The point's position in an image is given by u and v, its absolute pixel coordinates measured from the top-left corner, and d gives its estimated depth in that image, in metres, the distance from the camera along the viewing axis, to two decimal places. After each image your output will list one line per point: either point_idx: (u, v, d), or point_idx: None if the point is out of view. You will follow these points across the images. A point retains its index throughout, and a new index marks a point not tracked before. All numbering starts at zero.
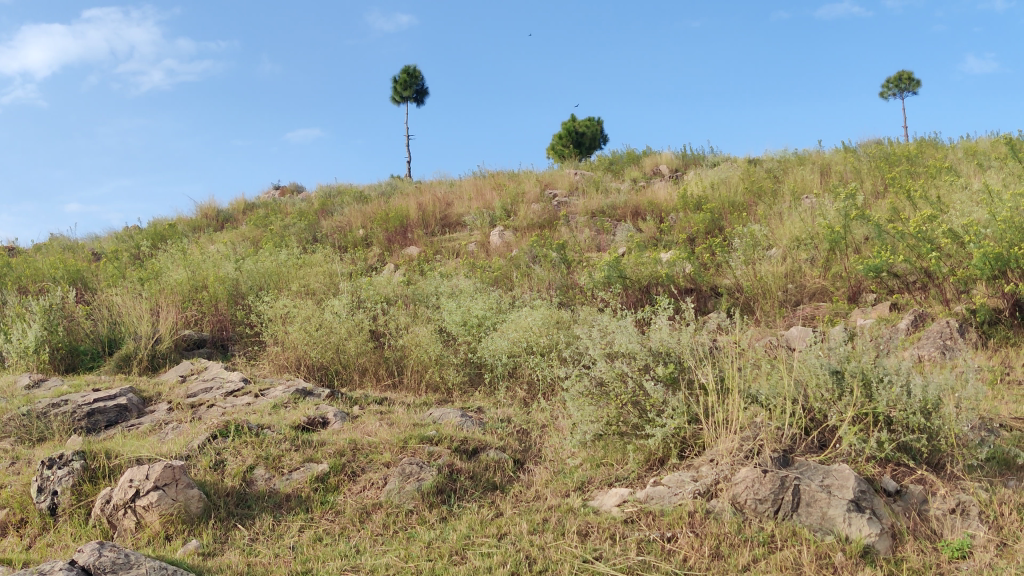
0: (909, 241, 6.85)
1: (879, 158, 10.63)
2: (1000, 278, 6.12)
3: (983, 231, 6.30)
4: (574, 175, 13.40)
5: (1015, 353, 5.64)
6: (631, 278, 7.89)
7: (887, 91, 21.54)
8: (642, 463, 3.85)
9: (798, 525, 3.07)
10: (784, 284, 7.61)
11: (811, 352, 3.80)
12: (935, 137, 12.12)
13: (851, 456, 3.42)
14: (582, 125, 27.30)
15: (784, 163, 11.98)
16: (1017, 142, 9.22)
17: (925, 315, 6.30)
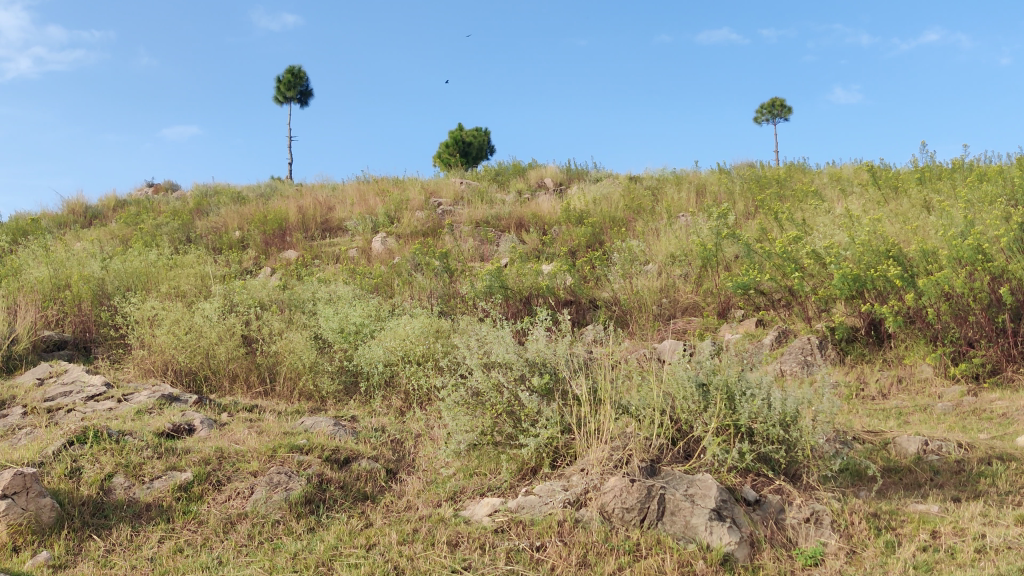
0: (775, 261, 7.14)
1: (751, 180, 11.05)
2: (857, 297, 6.44)
3: (843, 253, 6.63)
4: (458, 184, 13.40)
5: (870, 370, 5.94)
6: (512, 289, 7.94)
7: (760, 117, 22.40)
8: (515, 473, 3.86)
9: (662, 534, 3.14)
10: (659, 298, 7.81)
11: (679, 365, 3.90)
12: (803, 162, 12.69)
13: (714, 466, 3.52)
14: (469, 135, 27.39)
15: (662, 181, 12.31)
16: (877, 170, 9.75)
17: (788, 331, 6.57)
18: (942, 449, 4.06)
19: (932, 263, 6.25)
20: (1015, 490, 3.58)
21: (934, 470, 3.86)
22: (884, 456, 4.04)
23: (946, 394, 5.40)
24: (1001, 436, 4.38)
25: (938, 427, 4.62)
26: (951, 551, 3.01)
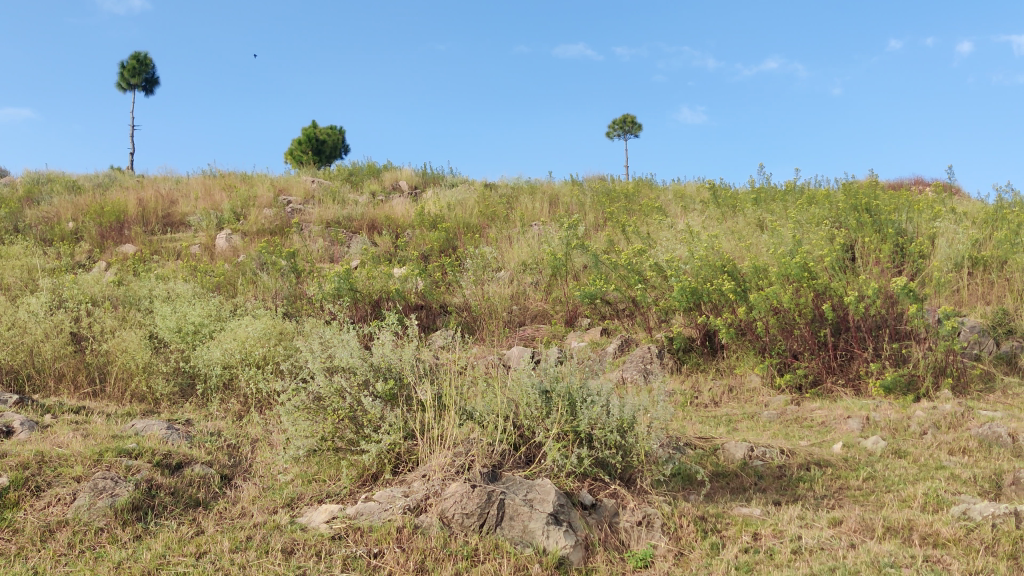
0: (620, 272, 7.36)
1: (602, 192, 11.35)
2: (695, 309, 6.72)
3: (683, 267, 6.90)
4: (310, 183, 13.14)
5: (704, 379, 6.21)
6: (361, 292, 7.85)
7: (612, 131, 23.00)
8: (355, 479, 3.82)
9: (500, 539, 3.17)
10: (508, 306, 7.90)
11: (523, 372, 3.96)
12: (651, 178, 13.14)
13: (553, 471, 3.59)
14: (323, 133, 26.91)
15: (516, 189, 12.47)
16: (717, 188, 10.21)
17: (630, 341, 6.79)
18: (766, 455, 4.29)
19: (763, 280, 6.62)
20: (830, 494, 3.82)
21: (759, 475, 4.07)
22: (714, 461, 4.23)
23: (773, 403, 5.70)
24: (820, 443, 4.67)
25: (763, 434, 4.88)
26: (770, 552, 3.17)
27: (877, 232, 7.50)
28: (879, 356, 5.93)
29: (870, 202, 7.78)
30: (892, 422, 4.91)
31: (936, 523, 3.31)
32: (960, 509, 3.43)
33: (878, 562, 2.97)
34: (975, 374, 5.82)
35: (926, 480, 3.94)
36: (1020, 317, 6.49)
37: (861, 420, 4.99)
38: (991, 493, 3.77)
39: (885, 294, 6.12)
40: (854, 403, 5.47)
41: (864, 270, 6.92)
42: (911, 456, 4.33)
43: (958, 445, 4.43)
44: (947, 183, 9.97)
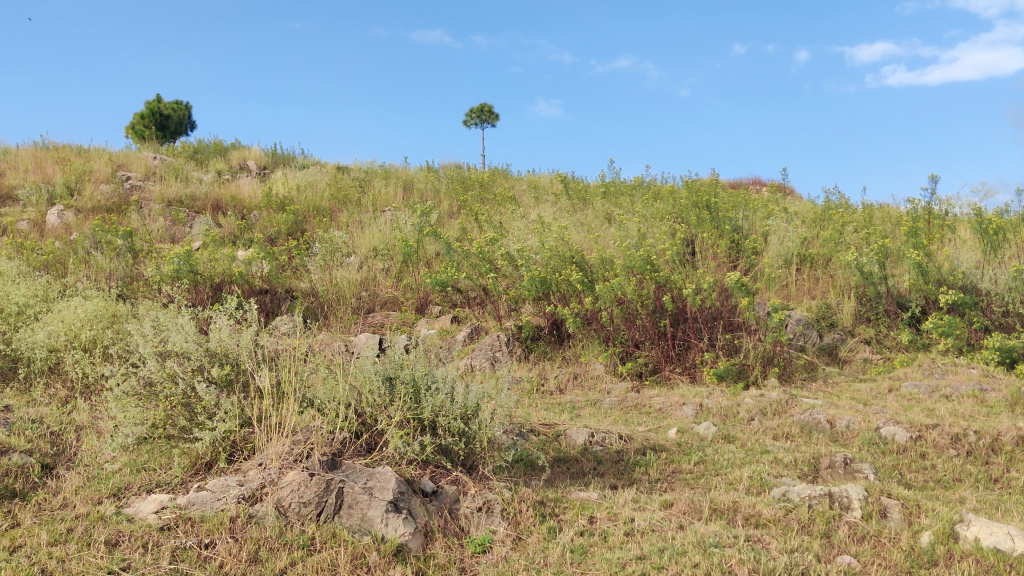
0: (470, 260, 7.39)
1: (456, 180, 11.37)
2: (543, 299, 6.83)
3: (533, 256, 6.99)
4: (152, 159, 12.56)
5: (550, 367, 6.32)
6: (203, 274, 7.58)
7: (470, 120, 23.04)
8: (187, 468, 3.69)
9: (337, 527, 3.12)
10: (357, 292, 7.82)
11: (367, 359, 3.91)
12: (505, 168, 13.26)
13: (394, 459, 3.55)
14: (169, 108, 25.74)
15: (369, 174, 12.32)
16: (568, 181, 10.42)
17: (479, 328, 6.84)
18: (605, 440, 4.40)
19: (609, 271, 6.77)
20: (663, 478, 3.97)
21: (598, 460, 4.18)
22: (555, 447, 4.32)
23: (614, 390, 5.87)
24: (656, 428, 4.85)
25: (604, 420, 5.02)
26: (604, 534, 3.26)
27: (715, 228, 7.83)
28: (713, 346, 6.21)
29: (710, 200, 8.11)
30: (723, 409, 5.15)
31: (759, 505, 3.49)
32: (780, 491, 3.63)
33: (704, 542, 3.11)
34: (800, 364, 6.17)
35: (751, 464, 4.15)
36: (841, 312, 6.93)
37: (695, 407, 5.22)
38: (809, 476, 4.02)
39: (721, 287, 6.36)
40: (690, 391, 5.71)
41: (703, 265, 7.23)
42: (739, 441, 4.55)
43: (782, 431, 4.69)
44: (781, 184, 10.52)
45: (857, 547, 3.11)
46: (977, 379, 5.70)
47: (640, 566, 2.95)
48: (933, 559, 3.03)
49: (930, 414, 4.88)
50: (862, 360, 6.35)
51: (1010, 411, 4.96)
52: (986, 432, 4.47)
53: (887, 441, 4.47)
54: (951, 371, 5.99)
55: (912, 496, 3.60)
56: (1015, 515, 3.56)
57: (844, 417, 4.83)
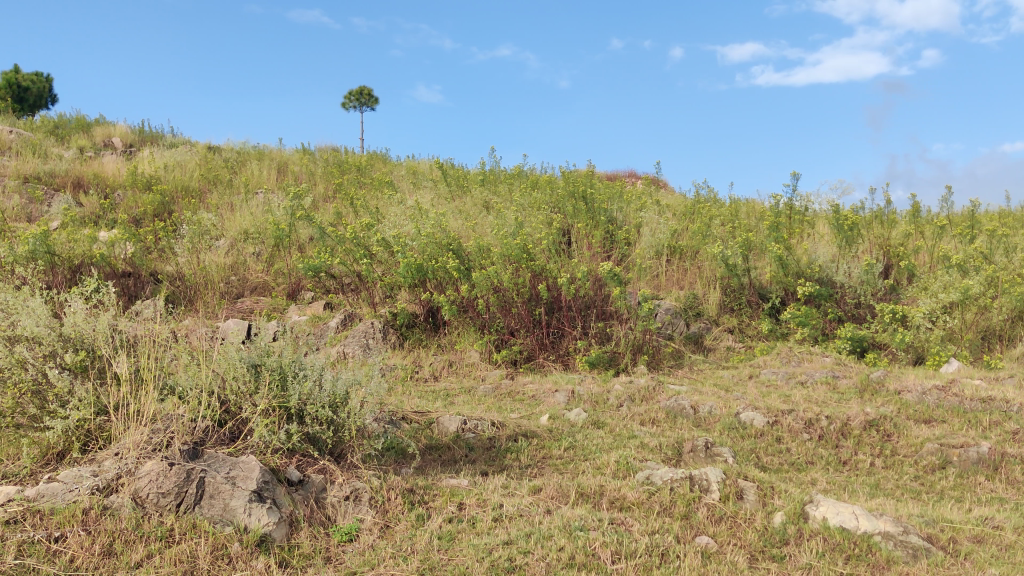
0: (344, 245, 7.29)
1: (332, 163, 11.18)
2: (419, 286, 6.80)
3: (409, 243, 6.93)
4: (6, 132, 11.86)
5: (424, 355, 6.31)
6: (60, 256, 7.23)
7: (347, 102, 22.67)
8: (37, 458, 3.51)
9: (198, 518, 3.03)
10: (226, 276, 7.61)
11: (231, 345, 3.80)
12: (384, 153, 13.13)
13: (259, 448, 3.48)
14: (27, 79, 24.33)
15: (242, 154, 11.98)
16: (446, 168, 10.39)
17: (353, 315, 6.77)
18: (478, 427, 4.41)
19: (485, 259, 6.76)
20: (533, 464, 4.02)
21: (469, 447, 4.20)
22: (426, 435, 4.30)
23: (488, 377, 5.90)
24: (528, 415, 4.90)
25: (476, 407, 5.05)
26: (473, 520, 3.27)
27: (590, 219, 7.98)
28: (586, 334, 6.32)
29: (586, 191, 8.24)
30: (593, 395, 5.25)
31: (624, 488, 3.57)
32: (644, 475, 3.73)
33: (569, 526, 3.17)
34: (667, 352, 6.36)
35: (618, 449, 4.25)
36: (708, 302, 7.17)
37: (566, 393, 5.30)
38: (673, 460, 4.14)
39: (595, 278, 6.58)
40: (562, 378, 5.80)
41: (578, 255, 7.36)
42: (608, 426, 4.65)
43: (649, 417, 4.83)
44: (654, 176, 10.79)
45: (714, 528, 3.23)
46: (831, 367, 6.00)
47: (506, 551, 2.98)
48: (784, 539, 3.18)
49: (787, 400, 5.11)
50: (725, 348, 6.59)
51: (860, 397, 5.24)
52: (838, 417, 4.71)
53: (746, 426, 4.65)
54: (807, 358, 6.29)
55: (767, 478, 3.77)
56: (860, 496, 3.77)
57: (707, 403, 5.00)
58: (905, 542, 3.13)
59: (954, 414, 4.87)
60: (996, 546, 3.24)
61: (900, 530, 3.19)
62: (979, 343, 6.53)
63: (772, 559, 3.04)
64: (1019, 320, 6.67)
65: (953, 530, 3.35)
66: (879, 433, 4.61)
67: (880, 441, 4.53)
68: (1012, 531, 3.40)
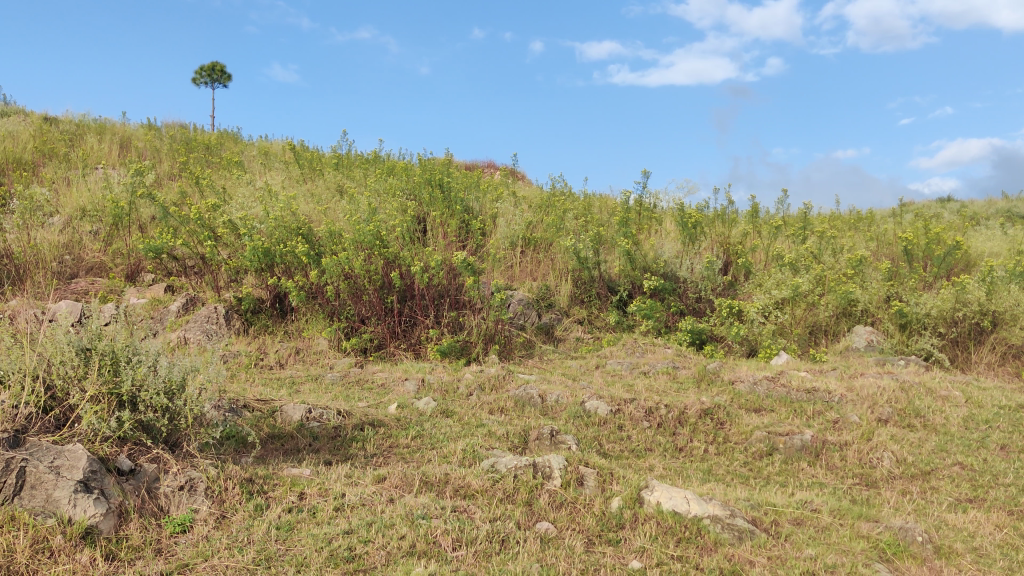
0: (189, 226, 7.02)
1: (179, 141, 10.74)
2: (266, 271, 6.64)
3: (257, 226, 6.73)
4: None
5: (271, 341, 6.16)
6: None
7: (198, 79, 21.79)
8: None
9: (17, 510, 2.87)
10: (59, 255, 7.21)
11: (59, 328, 3.60)
12: (236, 132, 12.71)
13: (87, 436, 3.31)
14: None
15: (81, 127, 11.35)
16: (299, 150, 10.17)
17: (196, 299, 6.56)
18: (323, 416, 4.34)
19: (336, 244, 6.66)
20: (379, 453, 4.00)
21: (314, 436, 4.13)
22: (269, 424, 4.20)
23: (337, 365, 5.82)
24: (376, 404, 4.87)
25: (323, 396, 4.98)
26: (313, 510, 3.22)
27: (446, 208, 7.98)
28: (438, 323, 6.34)
29: (442, 178, 8.23)
30: (443, 384, 5.26)
31: (468, 476, 3.59)
32: (489, 463, 3.76)
33: (412, 514, 3.17)
34: (519, 342, 6.43)
35: (465, 437, 4.28)
36: (559, 293, 7.31)
37: (416, 382, 5.30)
38: (518, 448, 4.21)
39: (448, 267, 6.59)
40: (412, 366, 5.79)
41: (432, 243, 7.36)
42: (456, 415, 4.68)
43: (497, 405, 4.89)
44: (510, 166, 10.90)
45: (555, 514, 3.30)
46: (672, 358, 6.24)
47: (346, 540, 2.96)
48: (620, 523, 3.28)
49: (630, 389, 5.29)
50: (574, 339, 6.75)
51: (697, 386, 5.48)
52: (676, 405, 4.91)
53: (591, 414, 4.78)
54: (650, 350, 6.51)
55: (607, 465, 3.88)
56: (693, 482, 3.94)
57: (554, 392, 5.10)
58: (732, 525, 3.29)
59: (782, 403, 5.16)
60: (814, 527, 3.46)
61: (728, 513, 3.36)
62: (807, 338, 6.94)
63: (608, 543, 3.13)
64: (843, 316, 7.13)
65: (776, 513, 3.56)
66: (713, 421, 4.83)
67: (714, 429, 4.74)
68: (828, 513, 3.64)
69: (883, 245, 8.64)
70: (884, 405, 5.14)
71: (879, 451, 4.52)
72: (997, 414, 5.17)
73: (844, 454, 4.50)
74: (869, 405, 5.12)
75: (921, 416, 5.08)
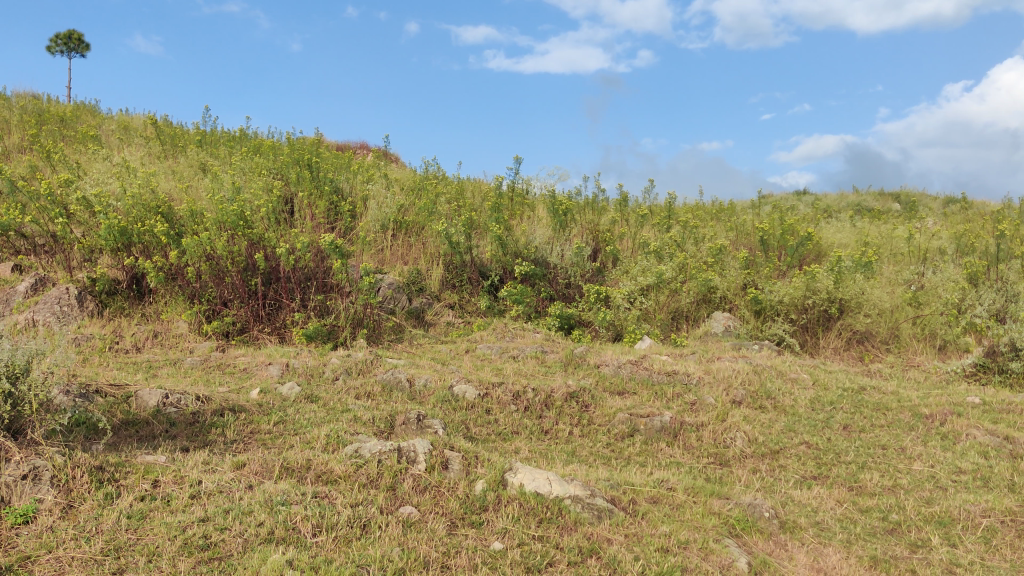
0: (39, 203, 6.66)
1: (29, 112, 10.14)
2: (123, 251, 6.36)
3: (113, 203, 6.45)
4: None
5: (127, 324, 5.93)
6: None
7: (53, 47, 20.60)
8: None
9: None
10: None
11: None
12: (93, 105, 12.10)
13: None
14: None
15: None
16: (161, 125, 9.78)
17: (47, 280, 6.22)
18: (181, 402, 4.20)
19: (198, 224, 6.45)
20: (239, 439, 3.91)
21: (170, 423, 4.00)
22: (123, 410, 4.04)
23: (197, 349, 5.65)
24: (237, 389, 4.76)
25: (182, 381, 4.83)
26: (168, 498, 3.13)
27: (314, 188, 7.84)
28: (304, 307, 6.24)
29: (311, 159, 8.08)
30: (308, 368, 5.19)
31: (331, 461, 3.55)
32: (353, 448, 3.73)
33: (271, 501, 3.12)
34: (388, 326, 6.39)
35: (329, 423, 4.23)
36: (429, 277, 7.30)
37: (281, 366, 5.20)
38: (383, 433, 4.18)
39: (316, 249, 6.49)
40: (276, 350, 5.67)
41: (299, 225, 7.22)
42: (321, 400, 4.62)
43: (363, 390, 4.85)
44: (382, 147, 10.79)
45: (418, 498, 3.30)
46: (540, 343, 6.34)
47: (201, 528, 2.88)
48: (483, 505, 3.31)
49: (498, 374, 5.35)
50: (445, 324, 6.76)
51: (564, 370, 5.59)
52: (542, 389, 4.99)
53: (458, 398, 4.81)
54: (519, 334, 6.59)
55: (471, 448, 3.91)
56: (558, 463, 4.03)
57: (422, 377, 5.11)
58: (591, 504, 3.38)
59: (644, 386, 5.33)
60: (669, 505, 3.60)
61: (587, 493, 3.44)
62: (669, 323, 7.17)
63: (471, 525, 3.16)
64: (704, 302, 7.40)
65: (634, 492, 3.67)
66: (578, 404, 4.93)
67: (579, 411, 4.85)
68: (683, 491, 3.79)
69: (742, 235, 9.01)
70: (738, 387, 5.37)
71: (732, 432, 4.72)
72: (841, 396, 5.48)
73: (700, 434, 4.68)
74: (725, 387, 5.35)
75: (772, 397, 5.33)
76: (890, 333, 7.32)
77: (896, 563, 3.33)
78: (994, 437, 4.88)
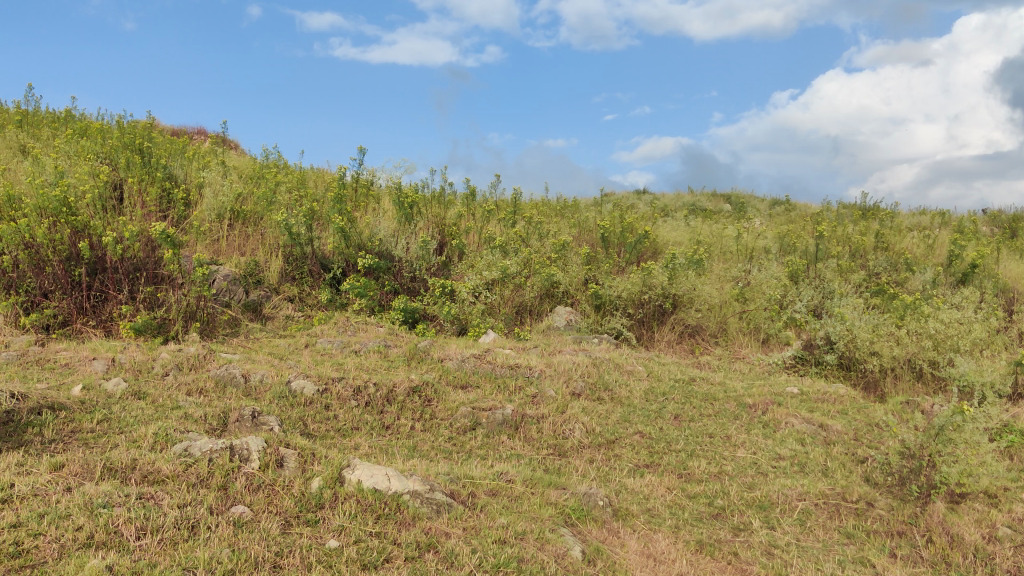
0: None
1: None
2: None
3: None
4: None
5: None
6: None
7: None
8: None
9: None
10: None
11: None
12: None
13: None
14: None
15: None
16: None
17: None
18: None
19: (16, 210, 6.05)
20: (57, 439, 3.70)
21: None
22: None
23: (13, 343, 5.29)
24: (57, 386, 4.48)
25: None
26: None
27: (146, 174, 7.49)
28: (133, 299, 5.95)
29: (144, 145, 7.72)
30: (136, 364, 4.95)
31: (159, 461, 3.41)
32: (182, 447, 3.59)
33: (91, 504, 2.96)
34: (223, 319, 6.18)
35: (158, 420, 4.05)
36: (269, 269, 7.11)
37: (106, 362, 4.94)
38: (216, 430, 4.05)
39: (146, 239, 6.20)
40: (102, 345, 5.39)
41: (129, 213, 6.89)
42: (149, 397, 4.42)
43: (195, 386, 4.67)
44: (221, 133, 10.41)
45: (251, 497, 3.22)
46: (383, 336, 6.29)
47: (12, 535, 2.71)
48: (320, 503, 3.26)
49: (338, 368, 5.27)
50: (284, 317, 6.60)
51: (406, 364, 5.57)
52: (384, 383, 4.96)
53: (296, 394, 4.71)
54: (362, 328, 6.51)
55: (308, 445, 3.84)
56: (397, 459, 4.02)
57: (258, 372, 4.97)
58: (430, 498, 3.39)
59: (486, 379, 5.38)
60: (507, 497, 3.65)
61: (426, 488, 3.45)
62: (513, 317, 7.26)
63: (306, 524, 3.10)
64: (547, 297, 7.55)
65: (473, 485, 3.71)
66: (420, 398, 4.93)
67: (420, 406, 4.85)
68: (521, 483, 3.86)
69: (584, 231, 9.24)
70: (577, 379, 5.52)
71: (571, 423, 4.85)
72: (672, 387, 5.72)
73: (540, 426, 4.77)
74: (564, 379, 5.48)
75: (609, 389, 5.50)
76: (719, 327, 7.69)
77: (720, 546, 3.51)
78: (810, 425, 5.21)
